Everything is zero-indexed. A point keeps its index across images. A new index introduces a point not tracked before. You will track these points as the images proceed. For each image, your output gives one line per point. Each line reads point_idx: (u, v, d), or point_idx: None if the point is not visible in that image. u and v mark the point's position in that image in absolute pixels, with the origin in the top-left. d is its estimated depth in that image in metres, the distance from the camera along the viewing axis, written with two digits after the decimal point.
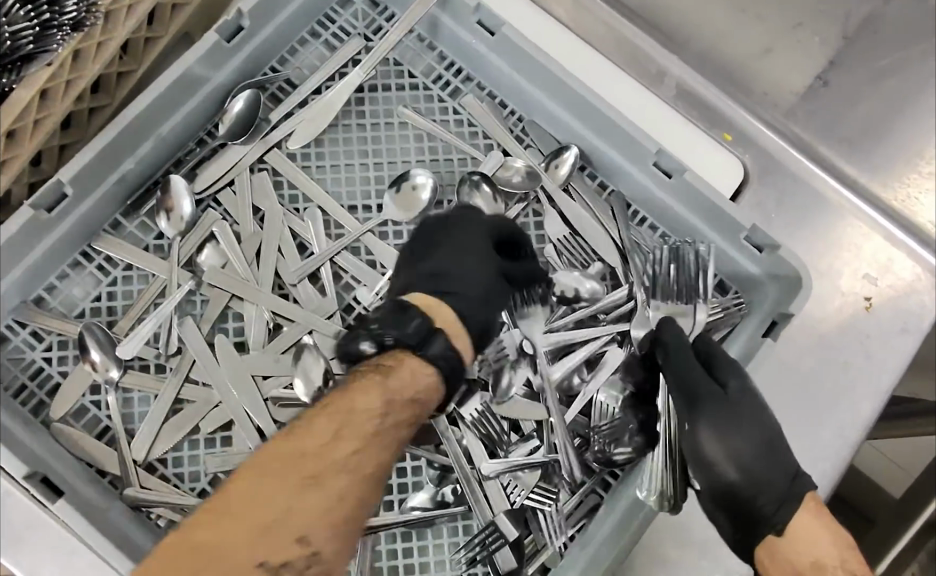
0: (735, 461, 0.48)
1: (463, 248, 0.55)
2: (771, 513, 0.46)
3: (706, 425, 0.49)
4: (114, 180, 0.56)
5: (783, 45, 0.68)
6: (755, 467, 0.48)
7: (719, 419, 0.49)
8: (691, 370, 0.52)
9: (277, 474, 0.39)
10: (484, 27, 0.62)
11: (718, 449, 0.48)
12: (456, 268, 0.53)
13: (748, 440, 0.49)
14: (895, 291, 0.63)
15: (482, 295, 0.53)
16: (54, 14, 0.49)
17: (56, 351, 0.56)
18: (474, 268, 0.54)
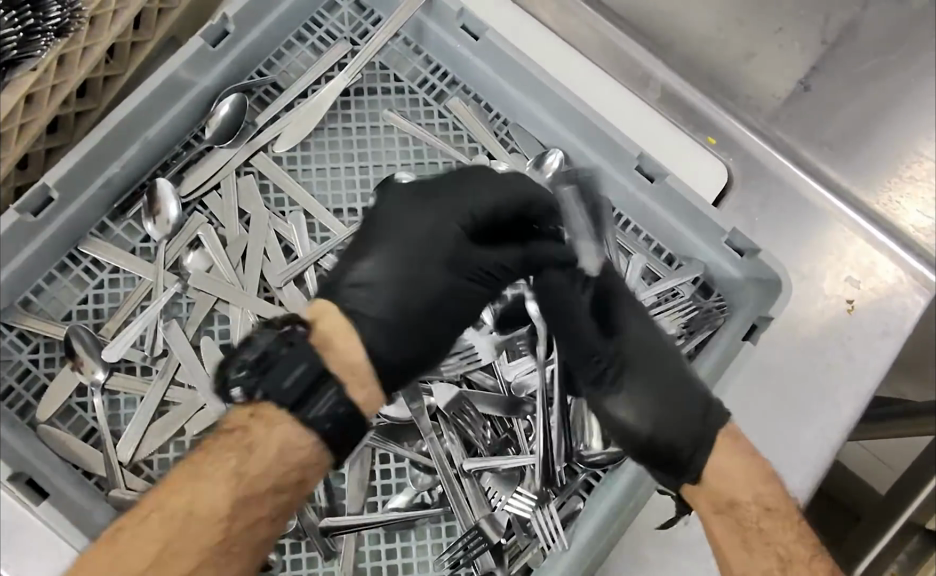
0: (641, 410, 0.50)
1: (409, 232, 0.52)
2: (688, 455, 0.49)
3: (608, 383, 0.51)
4: (100, 183, 0.57)
5: (765, 50, 0.69)
6: (661, 415, 0.50)
7: (617, 373, 0.51)
8: (583, 333, 0.52)
9: (171, 514, 0.42)
10: (467, 32, 0.62)
11: (620, 405, 0.51)
12: (389, 272, 0.50)
13: (650, 389, 0.51)
14: (877, 294, 0.64)
15: (418, 307, 0.50)
16: (38, 19, 0.49)
17: (42, 354, 0.56)
18: (415, 263, 0.51)
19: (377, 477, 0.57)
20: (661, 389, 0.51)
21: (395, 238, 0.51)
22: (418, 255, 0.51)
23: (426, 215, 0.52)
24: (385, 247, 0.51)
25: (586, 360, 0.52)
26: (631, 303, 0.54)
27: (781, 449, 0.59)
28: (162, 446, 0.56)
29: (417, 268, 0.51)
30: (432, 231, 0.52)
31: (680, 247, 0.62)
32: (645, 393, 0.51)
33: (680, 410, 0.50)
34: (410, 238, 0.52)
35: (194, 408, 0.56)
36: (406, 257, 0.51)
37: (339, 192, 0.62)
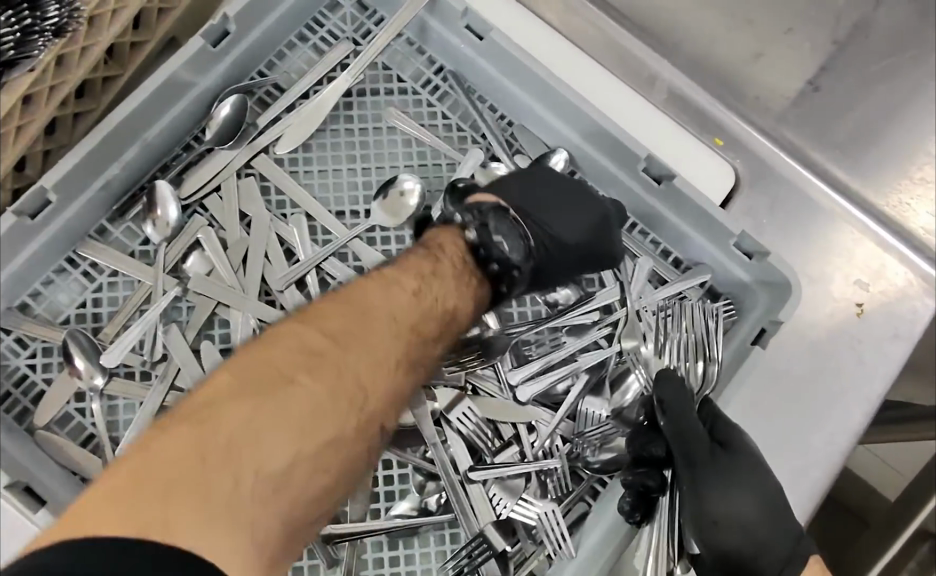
0: (739, 526, 0.49)
1: (585, 200, 0.59)
2: (774, 574, 0.49)
3: (713, 494, 0.50)
4: (99, 185, 0.56)
5: (774, 50, 0.67)
6: (756, 531, 0.49)
7: (723, 484, 0.50)
8: (693, 427, 0.51)
9: (301, 356, 0.46)
10: (471, 32, 0.61)
11: (718, 513, 0.49)
12: (560, 224, 0.58)
13: (752, 505, 0.50)
14: (888, 297, 0.63)
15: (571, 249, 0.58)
16: (35, 19, 0.47)
17: (40, 358, 0.55)
18: (570, 230, 0.58)
19: (380, 483, 0.56)
20: (760, 503, 0.50)
21: (559, 192, 0.59)
22: (578, 227, 0.58)
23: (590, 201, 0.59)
24: (562, 196, 0.59)
25: (690, 463, 0.51)
26: (732, 424, 0.53)
27: (790, 455, 0.58)
28: None
29: (579, 230, 0.58)
30: (593, 213, 0.58)
31: (688, 251, 0.61)
32: (749, 508, 0.50)
33: (779, 531, 0.49)
34: (569, 211, 0.58)
35: None
36: (561, 220, 0.58)
37: (341, 194, 0.61)
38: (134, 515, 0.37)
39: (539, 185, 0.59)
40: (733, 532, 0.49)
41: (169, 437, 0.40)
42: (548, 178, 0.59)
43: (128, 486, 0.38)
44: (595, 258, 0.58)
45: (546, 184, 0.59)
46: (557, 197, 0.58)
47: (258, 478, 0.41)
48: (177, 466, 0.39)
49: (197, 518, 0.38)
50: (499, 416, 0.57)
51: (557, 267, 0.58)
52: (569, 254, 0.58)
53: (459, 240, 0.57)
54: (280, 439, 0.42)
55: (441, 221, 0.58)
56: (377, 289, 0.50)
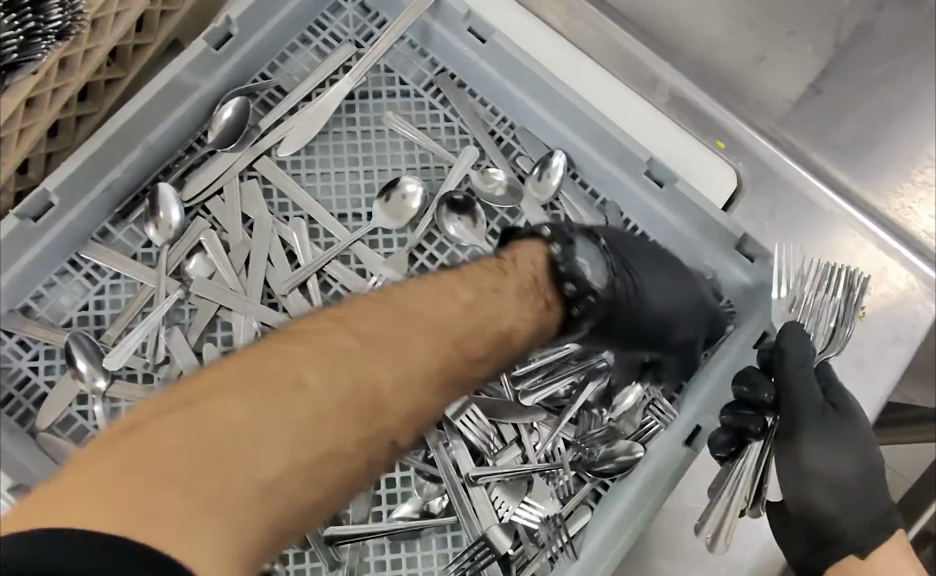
0: (832, 485, 0.50)
1: (678, 278, 0.57)
2: (854, 534, 0.50)
3: (816, 450, 0.50)
4: (102, 188, 0.56)
5: (776, 53, 0.68)
6: (847, 492, 0.50)
7: (826, 443, 0.50)
8: (805, 385, 0.51)
9: (310, 359, 0.43)
10: (474, 35, 0.61)
11: (816, 467, 0.50)
12: (650, 289, 0.57)
13: (851, 467, 0.50)
14: (889, 300, 0.63)
15: (648, 324, 0.57)
16: (38, 22, 0.47)
17: (43, 361, 0.55)
18: (661, 307, 0.57)
19: (382, 485, 0.56)
20: (856, 466, 0.51)
21: (654, 258, 0.58)
22: (673, 300, 0.57)
23: (689, 283, 0.57)
24: (648, 257, 0.58)
25: (793, 417, 0.51)
26: (845, 392, 0.53)
27: None
28: None
29: (673, 290, 0.57)
30: (696, 288, 0.57)
31: (689, 254, 0.61)
32: (848, 469, 0.50)
33: (870, 500, 0.51)
34: (675, 288, 0.57)
35: None
36: (670, 285, 0.57)
37: (343, 197, 0.61)
38: (114, 501, 0.35)
39: (634, 251, 0.58)
40: (826, 487, 0.50)
41: (163, 424, 0.38)
42: (662, 257, 0.58)
43: (120, 477, 0.36)
44: (675, 347, 0.58)
45: (636, 246, 0.58)
46: (651, 257, 0.58)
47: (248, 481, 0.39)
48: (150, 465, 0.37)
49: (185, 500, 0.36)
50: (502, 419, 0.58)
51: (623, 318, 0.56)
52: (634, 318, 0.56)
53: (540, 256, 0.55)
54: (274, 431, 0.40)
55: (527, 232, 0.56)
56: (426, 293, 0.49)
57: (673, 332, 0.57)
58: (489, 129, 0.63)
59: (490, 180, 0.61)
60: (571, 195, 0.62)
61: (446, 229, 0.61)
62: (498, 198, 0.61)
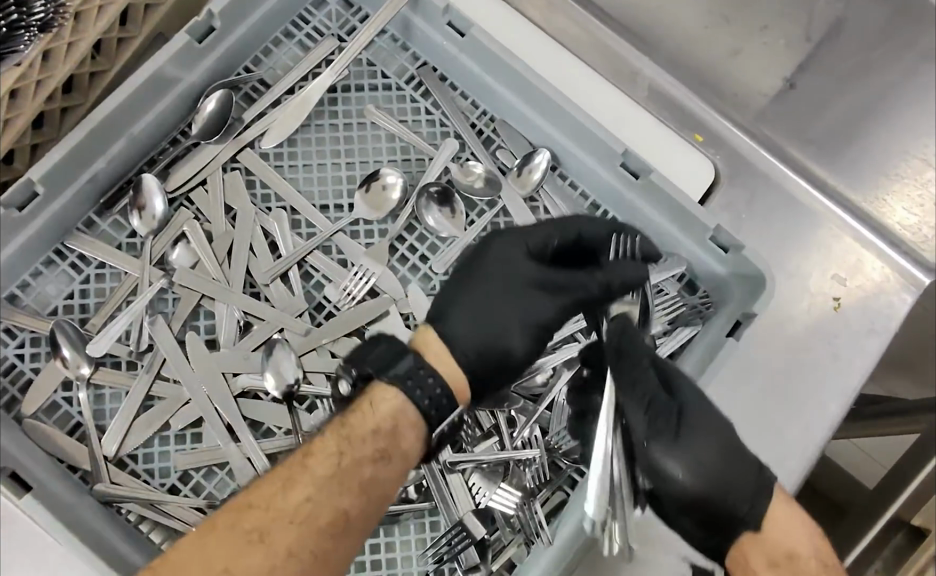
0: (695, 465, 0.47)
1: (510, 286, 0.52)
2: (744, 511, 0.46)
3: (663, 440, 0.47)
4: (86, 178, 0.57)
5: (751, 46, 0.68)
6: (708, 471, 0.46)
7: (668, 433, 0.47)
8: (644, 373, 0.49)
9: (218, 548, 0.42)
10: (453, 29, 0.62)
11: (674, 456, 0.47)
12: (495, 300, 0.51)
13: (707, 444, 0.48)
14: (865, 292, 0.64)
15: (527, 331, 0.51)
16: (22, 14, 0.49)
17: (28, 348, 0.56)
18: (501, 303, 0.51)
19: None
20: (714, 442, 0.48)
21: (489, 274, 0.52)
22: (527, 301, 0.51)
23: (520, 265, 0.52)
24: (480, 277, 0.52)
25: (643, 425, 0.48)
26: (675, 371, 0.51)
27: (767, 448, 0.58)
28: (146, 441, 0.56)
29: (532, 287, 0.52)
30: (530, 263, 0.52)
31: (666, 244, 0.61)
32: (700, 447, 0.47)
33: (739, 467, 0.47)
34: (495, 308, 0.51)
35: (179, 403, 0.56)
36: (518, 309, 0.51)
37: (325, 188, 0.62)
38: None
39: (483, 271, 0.52)
40: (690, 470, 0.46)
41: None
42: (488, 260, 0.53)
43: None
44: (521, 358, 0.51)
45: (491, 265, 0.52)
46: (481, 275, 0.52)
47: None
48: None
49: None
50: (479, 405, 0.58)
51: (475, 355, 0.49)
52: (489, 348, 0.49)
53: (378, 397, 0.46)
54: None
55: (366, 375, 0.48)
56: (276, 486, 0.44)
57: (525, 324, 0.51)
58: (471, 122, 0.64)
59: (469, 173, 0.63)
60: (551, 185, 0.63)
61: (425, 220, 0.62)
62: (478, 190, 0.63)
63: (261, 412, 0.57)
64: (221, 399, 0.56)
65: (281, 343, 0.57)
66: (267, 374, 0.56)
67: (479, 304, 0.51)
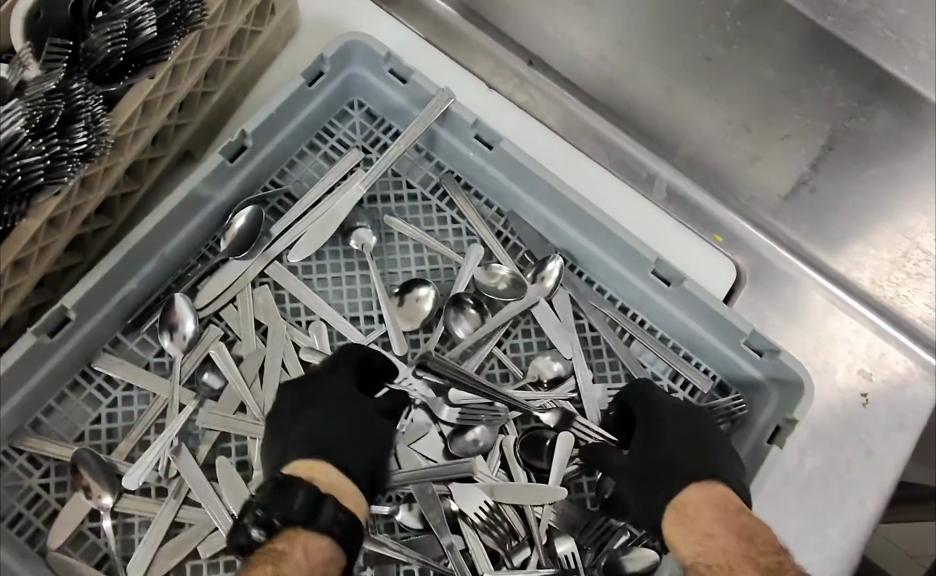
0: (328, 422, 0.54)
1: (365, 424, 0.54)
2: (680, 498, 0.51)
3: (657, 442, 0.55)
4: (117, 300, 0.56)
5: (770, 154, 0.64)
6: (671, 425, 0.56)
7: (627, 475, 0.54)
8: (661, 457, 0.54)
9: None
10: (481, 142, 0.62)
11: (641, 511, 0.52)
12: (334, 429, 0.53)
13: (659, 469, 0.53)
14: (890, 384, 0.67)
15: (367, 453, 0.53)
16: (63, 145, 0.48)
17: (53, 477, 0.55)
18: (333, 394, 0.55)
19: None
20: (657, 460, 0.53)
21: (335, 410, 0.54)
22: (331, 426, 0.53)
23: (324, 380, 0.56)
24: (318, 413, 0.54)
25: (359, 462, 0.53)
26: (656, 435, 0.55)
27: (808, 545, 0.61)
28: (179, 568, 0.54)
29: (339, 419, 0.54)
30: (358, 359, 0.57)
31: (695, 346, 0.62)
32: (637, 478, 0.53)
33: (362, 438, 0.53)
34: (329, 430, 0.53)
35: (208, 529, 0.54)
36: (351, 440, 0.53)
37: (355, 300, 0.62)
38: None
39: (310, 400, 0.55)
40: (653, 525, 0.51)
41: None
42: (321, 386, 0.55)
43: None
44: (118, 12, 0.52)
45: None
46: None
47: None
48: None
49: None
50: (514, 498, 0.57)
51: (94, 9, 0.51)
52: None
53: None
54: None
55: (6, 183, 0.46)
56: None
57: (359, 472, 0.51)
58: (496, 230, 0.65)
59: (493, 275, 0.62)
60: (576, 290, 0.63)
61: (455, 331, 0.61)
62: (502, 290, 0.62)
63: None
64: None
65: None
66: None
67: (306, 400, 0.55)
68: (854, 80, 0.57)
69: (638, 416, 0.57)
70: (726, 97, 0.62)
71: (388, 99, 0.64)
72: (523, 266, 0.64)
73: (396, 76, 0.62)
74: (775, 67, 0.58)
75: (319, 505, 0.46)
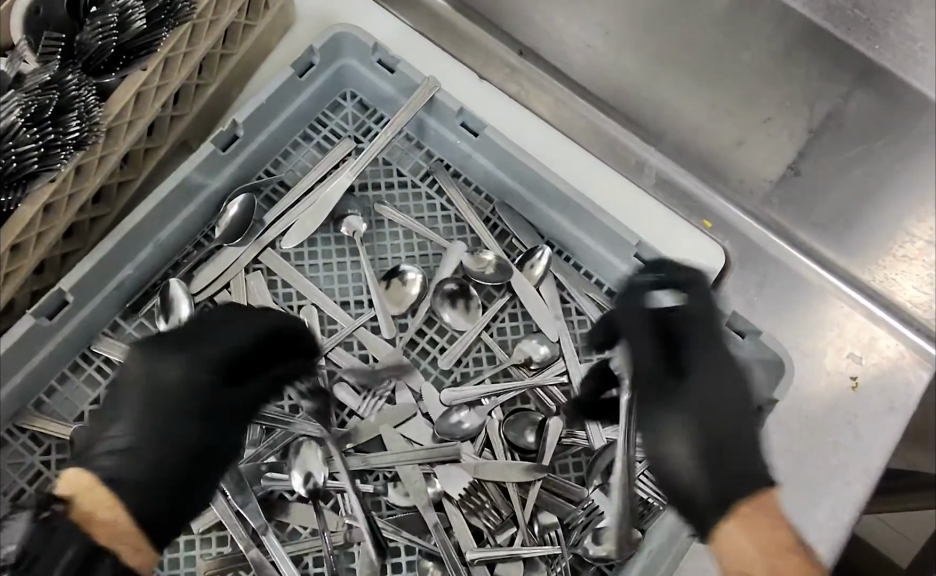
0: (169, 434, 0.48)
1: (172, 418, 0.49)
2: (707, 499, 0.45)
3: (707, 374, 0.48)
4: (114, 284, 0.58)
5: (754, 139, 0.67)
6: (718, 354, 0.50)
7: (674, 402, 0.48)
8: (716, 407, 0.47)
9: None
10: (467, 129, 0.64)
11: (665, 448, 0.47)
12: (129, 420, 0.48)
13: (679, 433, 0.47)
14: (880, 368, 0.67)
15: (185, 458, 0.49)
16: (57, 133, 0.50)
17: (54, 454, 0.57)
18: (188, 386, 0.50)
19: (388, 555, 0.57)
20: (718, 407, 0.47)
21: (157, 404, 0.49)
22: (172, 425, 0.49)
23: (184, 367, 0.50)
24: (142, 408, 0.49)
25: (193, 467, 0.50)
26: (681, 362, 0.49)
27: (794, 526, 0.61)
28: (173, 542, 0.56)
29: (144, 411, 0.48)
30: (211, 343, 0.51)
31: None
32: (690, 417, 0.47)
33: (173, 450, 0.48)
34: (164, 430, 0.48)
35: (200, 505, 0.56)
36: (167, 439, 0.48)
37: (346, 285, 0.64)
38: None
39: (136, 385, 0.49)
40: (664, 473, 0.47)
41: None
42: (154, 368, 0.50)
43: None
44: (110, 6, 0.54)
45: None
46: None
47: None
48: None
49: None
50: (498, 477, 0.59)
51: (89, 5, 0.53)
52: None
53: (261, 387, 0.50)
54: None
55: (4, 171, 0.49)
56: None
57: (146, 485, 0.46)
58: (485, 217, 0.66)
59: (481, 259, 0.64)
60: (563, 274, 0.64)
61: (444, 315, 0.63)
62: (489, 275, 0.64)
63: (291, 507, 0.57)
64: (243, 500, 0.56)
65: (306, 439, 0.58)
66: (293, 471, 0.57)
67: (163, 391, 0.49)
68: (838, 66, 0.60)
69: (698, 331, 0.50)
70: (710, 81, 0.66)
71: (377, 89, 0.66)
72: (511, 252, 0.66)
73: (384, 67, 0.64)
74: (752, 49, 0.62)
75: (93, 565, 0.41)
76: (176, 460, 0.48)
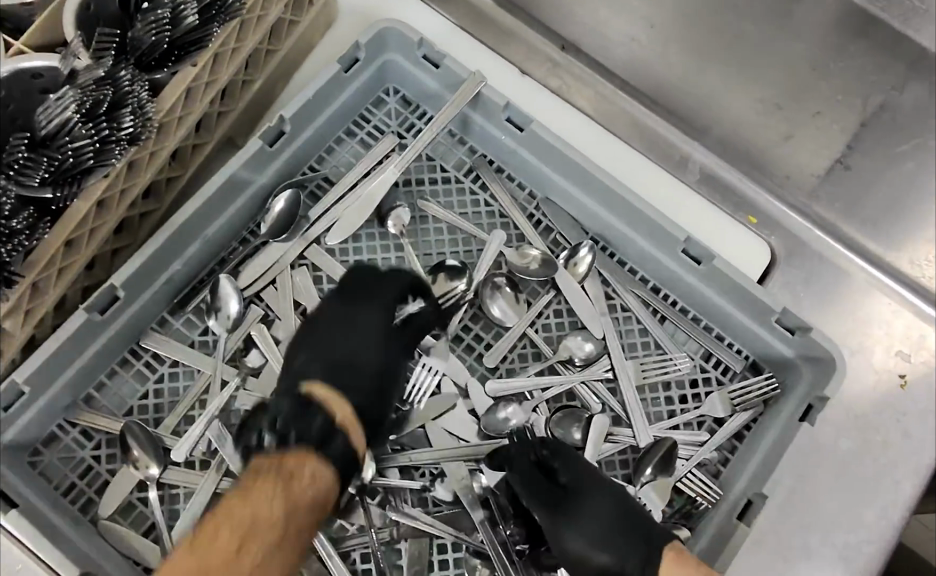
0: (363, 349, 0.58)
1: (354, 335, 0.59)
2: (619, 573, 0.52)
3: (592, 509, 0.54)
4: (164, 279, 0.58)
5: (804, 132, 0.68)
6: (612, 497, 0.55)
7: (570, 524, 0.55)
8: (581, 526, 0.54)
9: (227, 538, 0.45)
10: (513, 124, 0.63)
11: (583, 553, 0.54)
12: (350, 346, 0.58)
13: (593, 524, 0.54)
14: (930, 366, 0.66)
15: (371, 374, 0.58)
16: (112, 129, 0.50)
17: (104, 449, 0.57)
18: (363, 320, 0.59)
19: (434, 552, 0.57)
20: (603, 529, 0.54)
21: (342, 322, 0.59)
22: (359, 342, 0.59)
23: (359, 308, 0.59)
24: (330, 328, 0.58)
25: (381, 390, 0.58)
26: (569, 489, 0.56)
27: (843, 526, 0.60)
28: None
29: (322, 320, 0.59)
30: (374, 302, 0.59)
31: (726, 325, 0.63)
32: (586, 535, 0.54)
33: (359, 364, 0.58)
34: (341, 352, 0.58)
35: None
36: (349, 354, 0.58)
37: None
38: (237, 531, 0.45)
39: (310, 336, 0.58)
40: (591, 573, 0.54)
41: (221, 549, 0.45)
42: (321, 330, 0.58)
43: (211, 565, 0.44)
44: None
45: None
46: None
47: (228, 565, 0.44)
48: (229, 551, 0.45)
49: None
50: None
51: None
52: None
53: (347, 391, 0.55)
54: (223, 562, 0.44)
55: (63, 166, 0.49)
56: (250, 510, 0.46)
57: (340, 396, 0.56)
58: (528, 213, 0.66)
59: (525, 255, 0.63)
60: (608, 270, 0.64)
61: (491, 312, 0.62)
62: (534, 270, 0.63)
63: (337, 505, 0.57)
64: None
65: None
66: None
67: (353, 306, 0.59)
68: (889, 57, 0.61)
69: (580, 486, 0.56)
70: (755, 74, 0.67)
71: (421, 84, 0.66)
72: (556, 247, 0.65)
73: (428, 62, 0.64)
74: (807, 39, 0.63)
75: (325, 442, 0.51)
76: (365, 375, 0.58)
